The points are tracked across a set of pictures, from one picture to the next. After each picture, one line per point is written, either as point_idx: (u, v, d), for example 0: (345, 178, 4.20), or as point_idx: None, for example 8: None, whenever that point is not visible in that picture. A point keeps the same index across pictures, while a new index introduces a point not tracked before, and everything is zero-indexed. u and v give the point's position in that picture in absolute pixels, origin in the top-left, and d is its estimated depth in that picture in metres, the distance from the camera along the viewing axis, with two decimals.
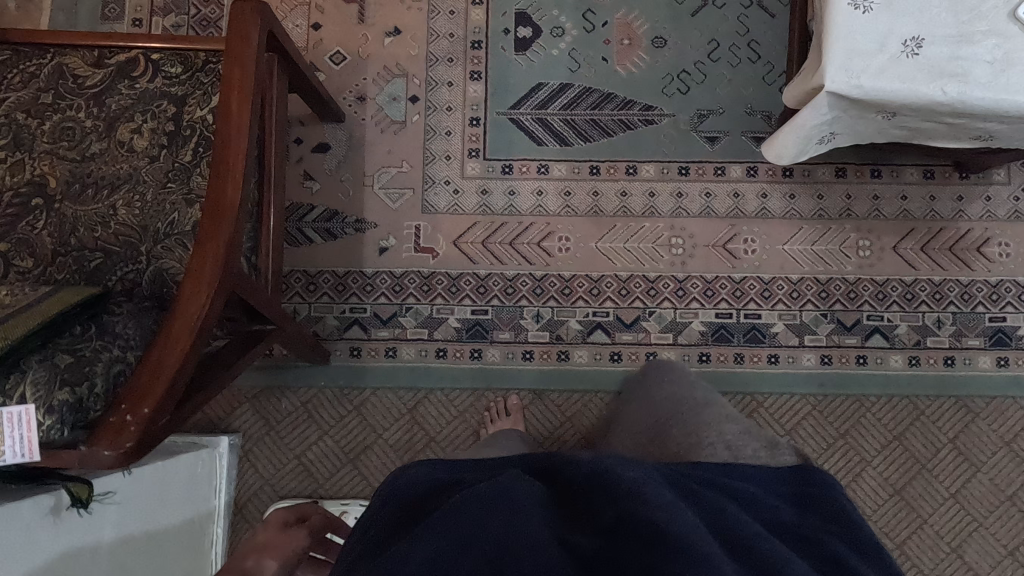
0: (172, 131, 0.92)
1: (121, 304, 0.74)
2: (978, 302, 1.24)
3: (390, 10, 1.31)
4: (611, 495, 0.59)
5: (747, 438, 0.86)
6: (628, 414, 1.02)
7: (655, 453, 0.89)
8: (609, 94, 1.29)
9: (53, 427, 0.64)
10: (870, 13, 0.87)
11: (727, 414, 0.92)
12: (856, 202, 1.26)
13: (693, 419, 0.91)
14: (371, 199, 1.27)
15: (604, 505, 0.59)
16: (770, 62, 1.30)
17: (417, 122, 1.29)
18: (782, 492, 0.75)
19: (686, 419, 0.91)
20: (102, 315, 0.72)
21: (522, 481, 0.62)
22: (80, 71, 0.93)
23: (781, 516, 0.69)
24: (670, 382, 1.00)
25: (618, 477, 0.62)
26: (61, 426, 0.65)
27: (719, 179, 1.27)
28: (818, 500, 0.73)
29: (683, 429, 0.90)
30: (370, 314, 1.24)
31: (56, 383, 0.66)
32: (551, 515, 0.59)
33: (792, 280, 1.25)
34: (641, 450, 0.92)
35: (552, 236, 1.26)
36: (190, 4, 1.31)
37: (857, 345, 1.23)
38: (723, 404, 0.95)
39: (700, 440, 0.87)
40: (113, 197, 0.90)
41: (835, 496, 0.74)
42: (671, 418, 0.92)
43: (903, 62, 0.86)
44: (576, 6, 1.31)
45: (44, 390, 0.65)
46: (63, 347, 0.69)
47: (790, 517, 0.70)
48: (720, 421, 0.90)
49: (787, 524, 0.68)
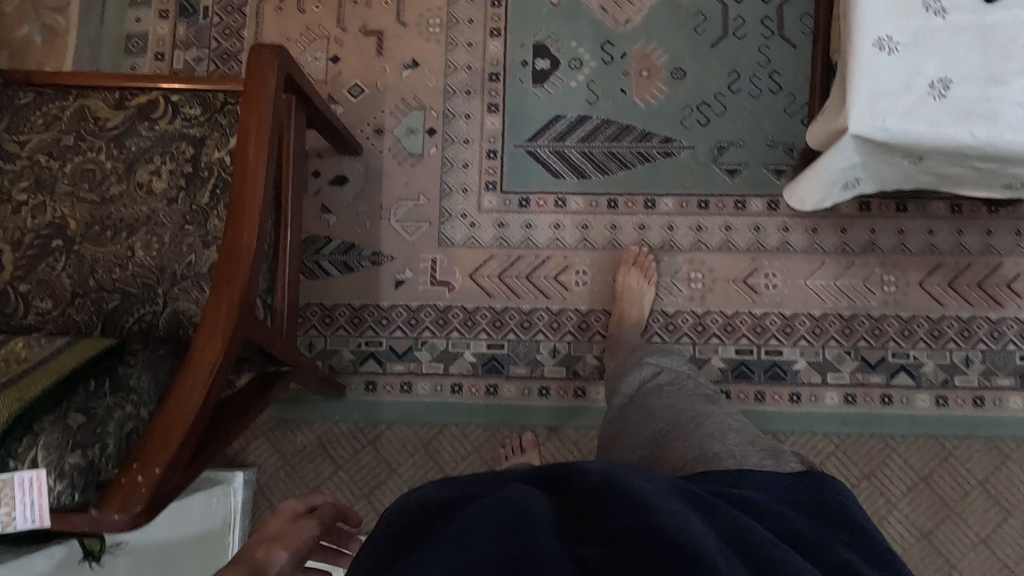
0: (190, 173, 0.92)
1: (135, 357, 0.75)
2: (1009, 340, 1.20)
3: (409, 43, 1.31)
4: (624, 504, 0.52)
5: (752, 448, 0.77)
6: (630, 420, 0.93)
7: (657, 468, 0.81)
8: (627, 126, 1.28)
9: (64, 492, 0.64)
10: (896, 54, 0.85)
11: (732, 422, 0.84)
12: (881, 236, 1.24)
13: (694, 428, 0.82)
14: (387, 232, 1.27)
15: (615, 515, 0.52)
16: (792, 93, 1.28)
17: (434, 155, 1.28)
18: (795, 501, 0.66)
19: (686, 430, 0.83)
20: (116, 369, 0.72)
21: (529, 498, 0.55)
22: (101, 114, 0.94)
23: (795, 526, 0.61)
24: (668, 397, 0.92)
25: (629, 486, 0.54)
26: (74, 492, 0.65)
27: (739, 213, 1.25)
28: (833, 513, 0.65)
29: (685, 439, 0.81)
30: (385, 347, 1.23)
31: (68, 446, 0.65)
32: (564, 531, 0.52)
33: (814, 315, 1.22)
34: (643, 466, 0.84)
35: (569, 270, 1.25)
36: (211, 38, 1.32)
37: (882, 383, 1.20)
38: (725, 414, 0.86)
39: (704, 451, 0.78)
40: (131, 239, 0.91)
41: (845, 502, 0.67)
42: (671, 428, 0.84)
43: (930, 104, 0.84)
44: (595, 37, 1.30)
45: (55, 454, 0.65)
46: (77, 407, 0.68)
47: (803, 526, 0.62)
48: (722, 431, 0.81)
49: (798, 531, 0.60)
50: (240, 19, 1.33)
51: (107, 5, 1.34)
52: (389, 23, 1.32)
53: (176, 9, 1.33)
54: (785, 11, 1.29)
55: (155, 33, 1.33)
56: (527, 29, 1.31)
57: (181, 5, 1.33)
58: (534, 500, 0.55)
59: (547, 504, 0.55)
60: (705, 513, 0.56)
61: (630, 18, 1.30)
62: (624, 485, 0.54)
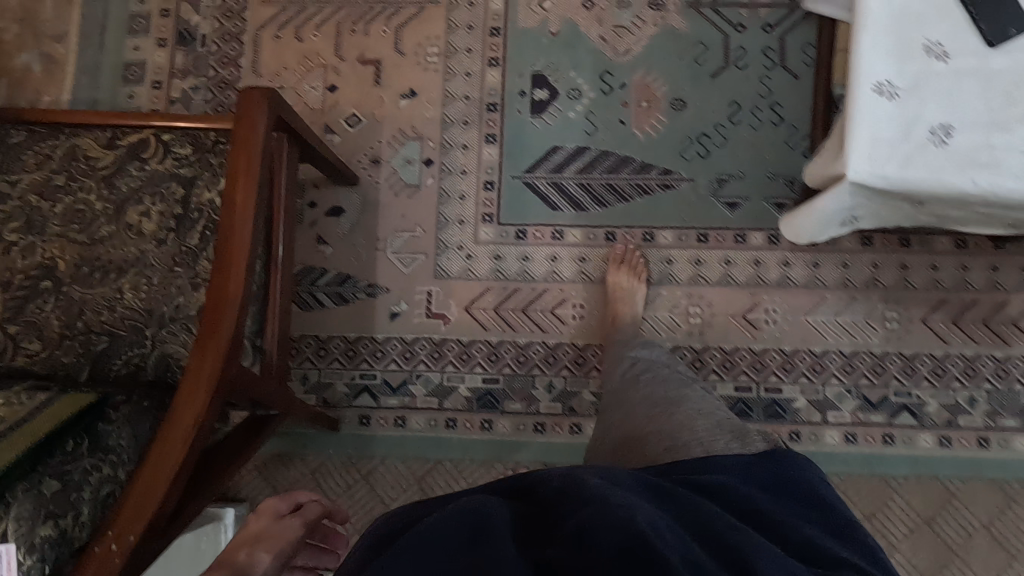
0: (180, 214, 0.92)
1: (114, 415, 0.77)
2: (1015, 380, 1.18)
3: (406, 72, 1.30)
4: (580, 501, 0.58)
5: (717, 431, 0.84)
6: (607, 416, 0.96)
7: (635, 461, 0.85)
8: (626, 157, 1.26)
9: (34, 565, 0.66)
10: (896, 100, 0.83)
11: (706, 410, 0.90)
12: (884, 271, 1.21)
13: (669, 416, 0.88)
14: (383, 263, 1.26)
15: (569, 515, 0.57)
16: (794, 124, 1.26)
17: (431, 186, 1.27)
18: (761, 479, 0.70)
19: (663, 420, 0.88)
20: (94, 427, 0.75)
21: (493, 502, 0.60)
22: (92, 153, 0.94)
23: (756, 501, 0.66)
24: (644, 389, 0.97)
25: (585, 486, 0.60)
26: (44, 565, 0.67)
27: (740, 247, 1.23)
28: (796, 485, 0.71)
29: (661, 430, 0.86)
30: (380, 381, 1.22)
31: (40, 517, 0.68)
32: (521, 532, 0.58)
33: (814, 353, 1.20)
34: (619, 460, 0.87)
35: (565, 303, 1.23)
36: (209, 66, 1.32)
37: (884, 423, 1.18)
38: (697, 400, 0.93)
39: (677, 441, 0.83)
40: (120, 281, 0.90)
41: (806, 478, 0.72)
42: (649, 419, 0.89)
43: (931, 151, 0.82)
44: (594, 67, 1.29)
45: (27, 526, 0.67)
46: (52, 471, 0.70)
47: (767, 503, 0.66)
48: (694, 417, 0.87)
49: (757, 512, 0.64)
50: (238, 47, 1.32)
51: (106, 33, 1.34)
52: (387, 52, 1.31)
53: (175, 37, 1.33)
54: (788, 41, 1.27)
55: (154, 61, 1.33)
56: (526, 58, 1.30)
57: (179, 34, 1.33)
58: (494, 503, 0.61)
59: (507, 507, 0.61)
60: (663, 504, 0.61)
61: (630, 47, 1.29)
62: (578, 487, 0.60)
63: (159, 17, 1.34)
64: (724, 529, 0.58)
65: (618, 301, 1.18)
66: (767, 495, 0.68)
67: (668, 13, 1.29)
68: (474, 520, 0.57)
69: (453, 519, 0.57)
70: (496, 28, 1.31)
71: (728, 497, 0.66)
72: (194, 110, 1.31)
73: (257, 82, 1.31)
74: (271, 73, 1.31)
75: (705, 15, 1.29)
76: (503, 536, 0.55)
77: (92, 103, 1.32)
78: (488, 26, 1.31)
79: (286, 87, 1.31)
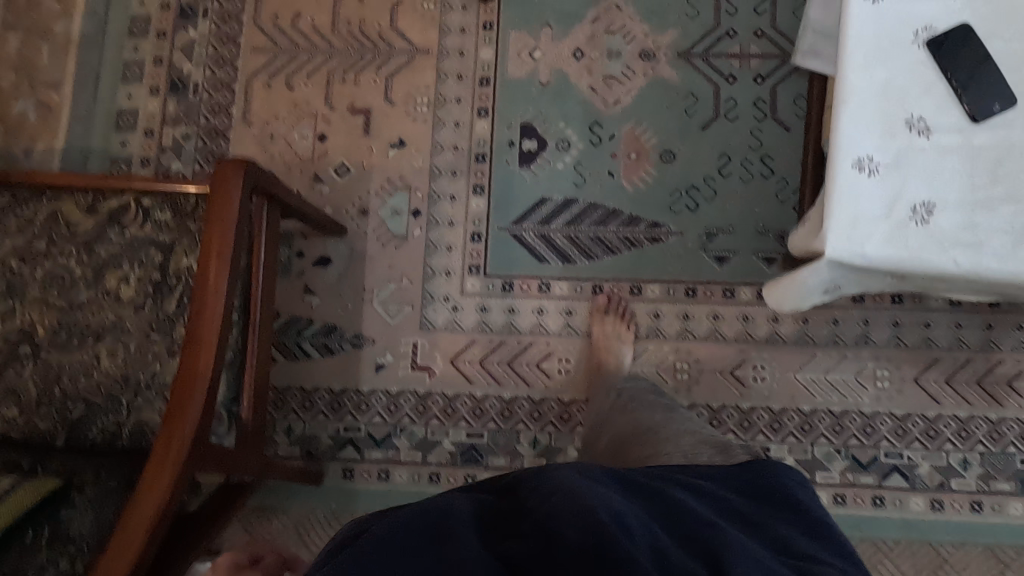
0: (158, 280, 0.92)
1: (77, 504, 0.83)
2: (1009, 442, 1.15)
3: (396, 122, 1.31)
4: (545, 499, 0.58)
5: (703, 447, 0.85)
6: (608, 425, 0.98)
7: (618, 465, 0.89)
8: (614, 210, 1.25)
9: None
10: (877, 176, 0.81)
11: (692, 428, 0.91)
12: (875, 328, 1.20)
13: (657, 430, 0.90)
14: (369, 314, 1.26)
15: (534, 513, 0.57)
16: (784, 178, 1.24)
17: (418, 237, 1.27)
18: (739, 482, 0.69)
19: (653, 433, 0.89)
20: (56, 517, 0.82)
21: (461, 505, 0.60)
22: (74, 217, 0.94)
23: (733, 502, 0.66)
24: (637, 407, 0.98)
25: (553, 485, 0.60)
26: None
27: (728, 302, 1.22)
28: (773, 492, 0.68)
29: (647, 442, 0.88)
30: (364, 434, 1.22)
31: None
32: (488, 525, 0.58)
33: (803, 411, 1.18)
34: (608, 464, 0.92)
35: (551, 357, 1.22)
36: (201, 114, 1.33)
37: (874, 485, 1.16)
38: (686, 419, 0.94)
39: (658, 451, 0.85)
40: (98, 347, 0.91)
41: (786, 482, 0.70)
42: (640, 432, 0.91)
43: (912, 229, 0.80)
44: (584, 117, 1.28)
45: None
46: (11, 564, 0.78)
47: (743, 504, 0.66)
48: (681, 433, 0.89)
49: (731, 512, 0.65)
50: (229, 96, 1.33)
51: (100, 81, 1.35)
52: (377, 101, 1.31)
53: (167, 85, 1.34)
54: (780, 92, 1.26)
55: (146, 109, 1.34)
56: (515, 108, 1.29)
57: (172, 82, 1.34)
58: (461, 499, 0.62)
59: (476, 502, 0.62)
60: (636, 500, 0.61)
61: (620, 98, 1.28)
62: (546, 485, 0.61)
63: (152, 65, 1.35)
64: (695, 530, 0.59)
65: (603, 349, 1.18)
66: (744, 501, 0.67)
67: (658, 63, 1.29)
68: (439, 516, 0.58)
69: (416, 519, 0.57)
70: (486, 77, 1.31)
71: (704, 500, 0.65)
72: (185, 157, 1.32)
73: (247, 130, 1.32)
74: (262, 121, 1.32)
75: (696, 66, 1.28)
76: (468, 532, 0.56)
77: (84, 150, 1.33)
78: (478, 76, 1.31)
79: (276, 135, 1.31)
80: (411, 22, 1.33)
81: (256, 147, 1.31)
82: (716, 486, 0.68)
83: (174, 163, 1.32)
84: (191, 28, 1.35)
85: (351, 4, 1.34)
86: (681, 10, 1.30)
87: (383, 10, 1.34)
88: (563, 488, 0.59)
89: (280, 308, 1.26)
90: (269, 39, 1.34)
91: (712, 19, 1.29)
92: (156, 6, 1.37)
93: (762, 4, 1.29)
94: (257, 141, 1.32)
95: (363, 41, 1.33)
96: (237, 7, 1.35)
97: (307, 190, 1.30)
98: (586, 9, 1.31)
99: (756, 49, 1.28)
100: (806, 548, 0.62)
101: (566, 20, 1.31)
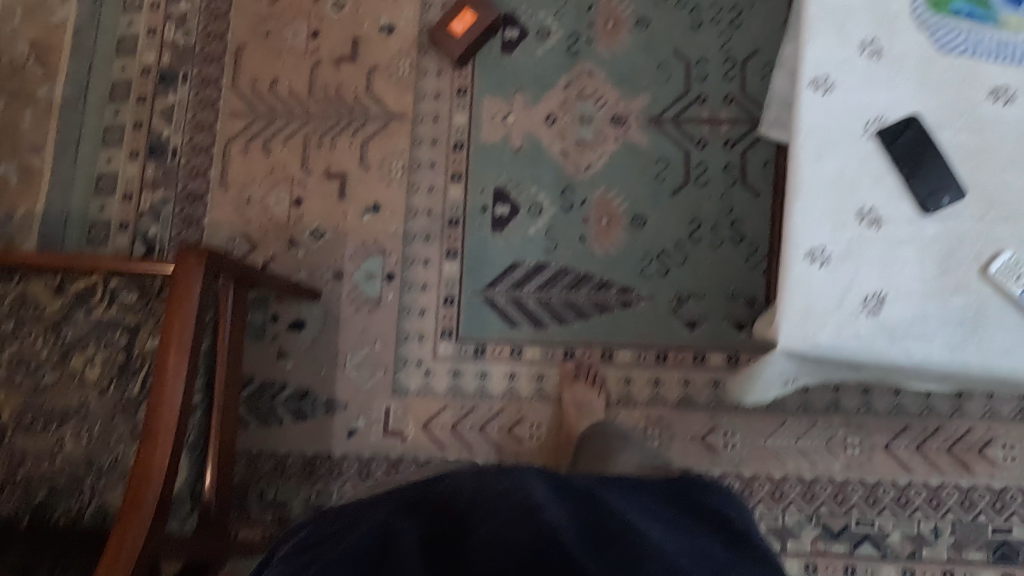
0: (122, 362, 0.93)
1: None
2: (980, 511, 1.15)
3: (371, 186, 1.32)
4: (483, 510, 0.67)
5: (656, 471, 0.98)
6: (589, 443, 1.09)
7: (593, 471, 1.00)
8: (585, 275, 1.26)
9: None
10: (829, 267, 0.81)
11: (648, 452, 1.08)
12: (845, 394, 1.20)
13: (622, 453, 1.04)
14: (342, 378, 1.26)
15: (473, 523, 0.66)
16: (754, 243, 1.25)
17: (392, 300, 1.28)
18: (666, 497, 0.82)
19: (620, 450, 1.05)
20: None
21: (405, 528, 0.66)
22: (41, 298, 0.95)
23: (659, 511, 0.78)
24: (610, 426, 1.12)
25: (492, 492, 0.70)
26: None
27: (698, 368, 1.22)
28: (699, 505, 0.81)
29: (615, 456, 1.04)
30: (335, 499, 1.22)
31: None
32: (430, 543, 0.65)
33: (774, 478, 1.18)
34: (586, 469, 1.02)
35: (523, 422, 1.23)
36: (179, 178, 1.35)
37: (845, 554, 1.16)
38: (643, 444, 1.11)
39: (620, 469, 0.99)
40: (62, 429, 0.91)
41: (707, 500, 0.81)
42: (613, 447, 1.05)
43: (863, 321, 0.80)
44: (556, 182, 1.29)
45: None
46: None
47: (670, 514, 0.78)
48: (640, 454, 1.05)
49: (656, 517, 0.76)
50: (207, 160, 1.35)
51: (81, 146, 1.37)
52: (352, 165, 1.33)
53: (146, 149, 1.36)
54: (749, 158, 1.27)
55: (125, 173, 1.36)
56: (488, 173, 1.31)
57: (151, 146, 1.36)
58: (408, 521, 0.68)
59: (422, 524, 0.68)
60: (569, 502, 0.71)
61: (591, 163, 1.29)
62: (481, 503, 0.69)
63: (132, 129, 1.37)
64: (618, 529, 0.67)
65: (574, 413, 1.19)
66: (666, 508, 0.79)
67: (629, 128, 1.30)
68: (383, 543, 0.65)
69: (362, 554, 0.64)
70: (460, 142, 1.32)
71: (631, 502, 0.76)
72: (163, 222, 1.33)
73: (224, 194, 1.34)
74: (239, 185, 1.34)
75: (666, 131, 1.29)
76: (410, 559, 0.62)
77: (64, 214, 1.35)
78: (452, 141, 1.32)
79: (253, 199, 1.33)
80: (387, 87, 1.35)
81: (233, 211, 1.33)
82: (643, 495, 0.80)
83: (152, 227, 1.33)
84: (170, 93, 1.38)
85: (328, 70, 1.37)
86: (652, 75, 1.32)
87: (359, 75, 1.36)
88: (503, 503, 0.67)
89: (254, 373, 1.27)
90: (247, 104, 1.36)
91: (683, 84, 1.31)
92: (137, 71, 1.39)
93: (732, 69, 1.30)
94: (234, 204, 1.33)
95: (340, 106, 1.35)
96: (217, 72, 1.38)
97: (283, 254, 1.31)
98: (559, 74, 1.33)
99: (726, 115, 1.29)
100: (718, 552, 0.73)
101: (538, 86, 1.33)
